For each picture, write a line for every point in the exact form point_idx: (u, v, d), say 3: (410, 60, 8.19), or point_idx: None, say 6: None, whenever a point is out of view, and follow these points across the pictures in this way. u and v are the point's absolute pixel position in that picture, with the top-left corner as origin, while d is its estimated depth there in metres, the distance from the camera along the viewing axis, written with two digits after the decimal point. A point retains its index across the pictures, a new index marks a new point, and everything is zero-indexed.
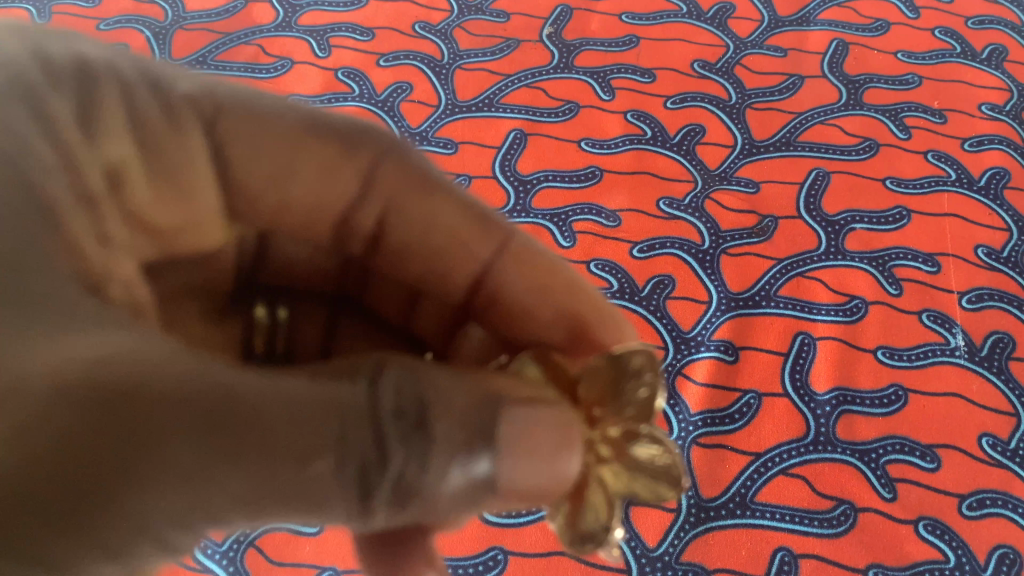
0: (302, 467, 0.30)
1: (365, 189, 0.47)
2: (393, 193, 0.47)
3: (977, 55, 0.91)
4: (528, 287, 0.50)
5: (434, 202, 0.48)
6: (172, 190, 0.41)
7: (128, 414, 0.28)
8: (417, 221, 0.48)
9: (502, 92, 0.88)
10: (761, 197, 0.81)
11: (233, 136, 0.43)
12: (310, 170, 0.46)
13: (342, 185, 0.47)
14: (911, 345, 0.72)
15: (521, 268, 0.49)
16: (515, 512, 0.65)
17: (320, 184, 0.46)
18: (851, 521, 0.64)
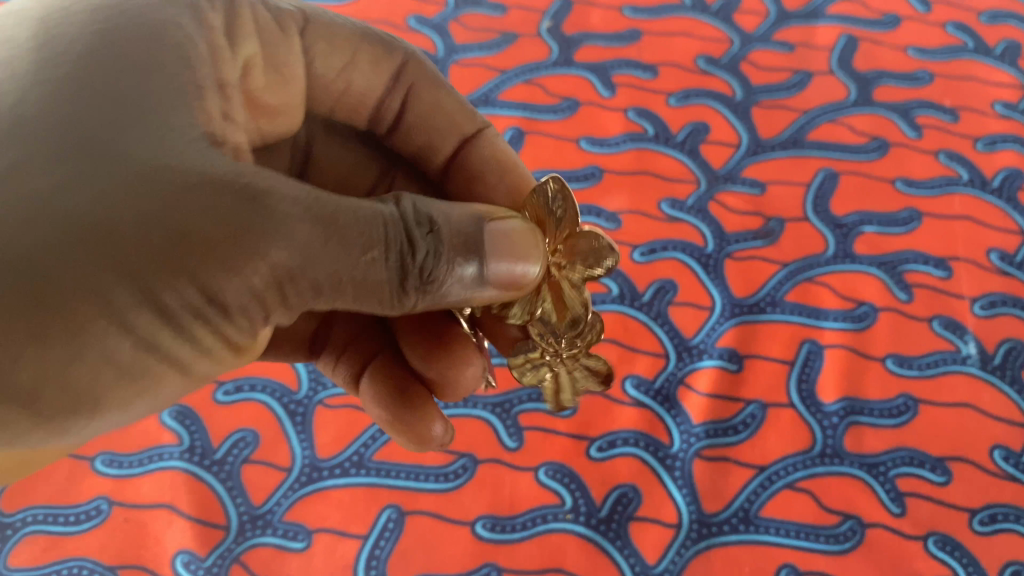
0: (371, 252, 0.36)
1: (398, 86, 0.53)
2: (417, 81, 0.54)
3: (991, 51, 0.88)
4: (490, 160, 0.55)
5: (438, 92, 0.55)
6: (276, 78, 0.48)
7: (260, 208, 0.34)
8: (429, 110, 0.54)
9: (499, 88, 0.86)
10: (766, 198, 0.78)
11: (316, 40, 0.50)
12: (359, 68, 0.52)
13: (381, 83, 0.53)
14: (921, 354, 0.70)
15: (486, 146, 0.55)
16: (509, 527, 0.62)
17: (366, 79, 0.52)
18: (858, 538, 0.62)
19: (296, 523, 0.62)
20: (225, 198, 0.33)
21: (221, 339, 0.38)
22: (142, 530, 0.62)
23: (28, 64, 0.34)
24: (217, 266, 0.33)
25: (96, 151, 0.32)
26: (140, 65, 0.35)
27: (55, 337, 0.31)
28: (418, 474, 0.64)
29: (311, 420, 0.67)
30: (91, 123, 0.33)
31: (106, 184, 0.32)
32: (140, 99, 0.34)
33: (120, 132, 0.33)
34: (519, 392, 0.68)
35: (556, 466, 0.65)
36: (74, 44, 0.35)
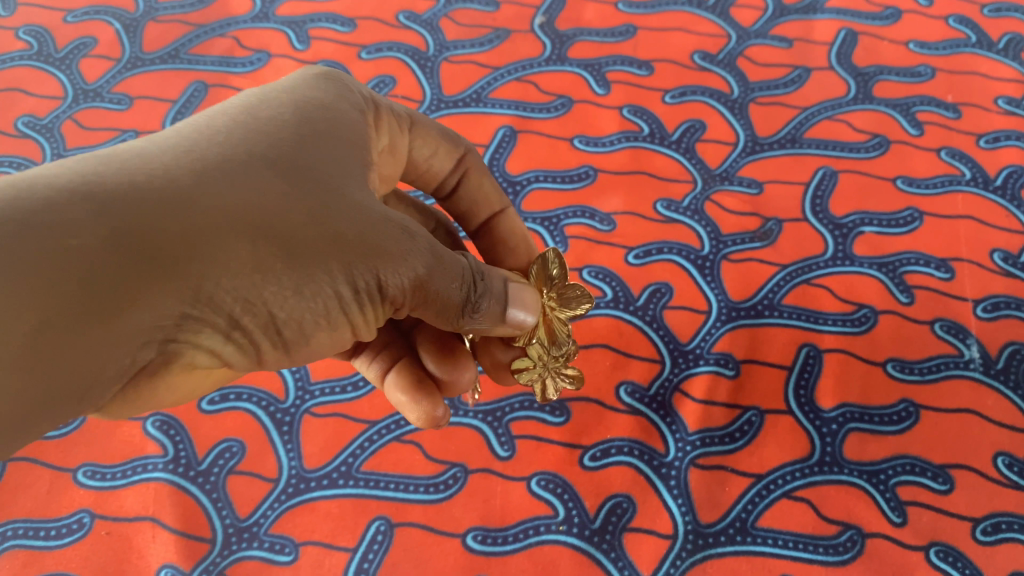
0: (476, 286, 0.44)
1: (456, 169, 0.57)
2: (472, 170, 0.57)
3: (993, 45, 0.86)
4: (512, 238, 0.60)
5: (487, 181, 0.58)
6: (389, 157, 0.52)
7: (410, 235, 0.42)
8: (476, 193, 0.58)
9: (490, 86, 0.84)
10: (763, 199, 0.76)
11: (419, 131, 0.53)
12: (438, 153, 0.55)
13: (446, 168, 0.56)
14: (922, 358, 0.68)
15: (510, 224, 0.59)
16: (501, 539, 0.61)
17: (438, 163, 0.56)
18: (858, 548, 0.60)
19: (283, 535, 0.61)
20: (403, 227, 0.42)
21: (369, 330, 0.45)
22: (126, 543, 0.61)
23: (276, 118, 0.42)
24: (399, 266, 0.41)
25: (327, 173, 0.40)
26: (344, 137, 0.44)
27: (296, 292, 0.38)
28: (407, 484, 0.63)
29: (298, 430, 0.65)
30: (321, 157, 0.41)
31: (336, 194, 0.40)
32: (345, 157, 0.42)
33: (340, 170, 0.41)
34: (510, 399, 0.67)
35: (549, 475, 0.63)
36: (301, 112, 0.43)
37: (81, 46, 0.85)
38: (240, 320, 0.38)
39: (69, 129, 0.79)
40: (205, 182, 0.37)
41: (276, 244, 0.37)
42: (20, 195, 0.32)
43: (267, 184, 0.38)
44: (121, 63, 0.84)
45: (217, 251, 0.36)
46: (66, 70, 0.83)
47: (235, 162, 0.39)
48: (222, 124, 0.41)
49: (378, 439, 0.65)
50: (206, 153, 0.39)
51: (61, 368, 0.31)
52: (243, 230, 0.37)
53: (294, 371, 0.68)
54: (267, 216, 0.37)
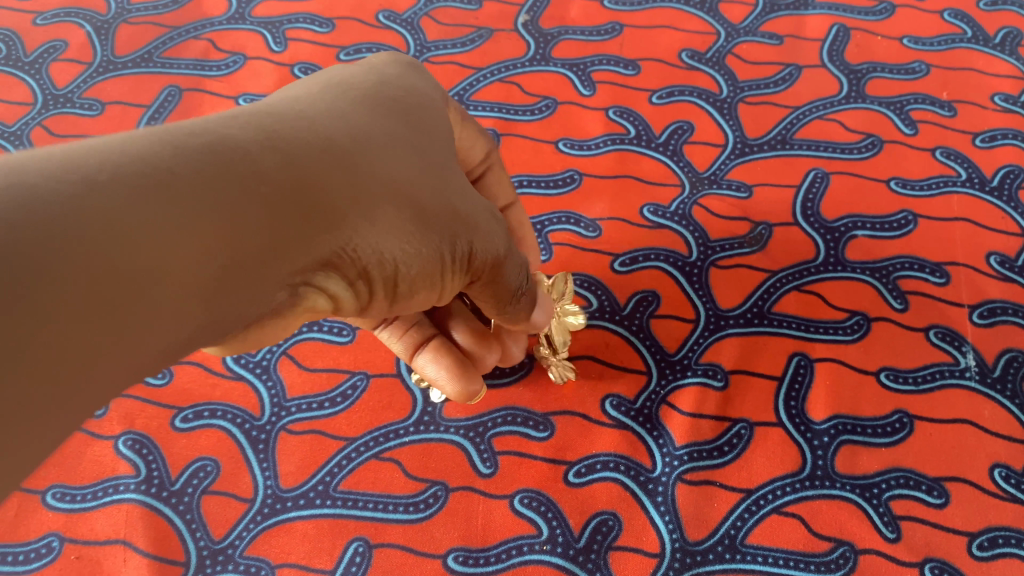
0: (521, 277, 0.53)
1: (484, 162, 0.59)
2: (494, 168, 0.60)
3: (989, 40, 0.84)
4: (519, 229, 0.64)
5: (503, 176, 0.61)
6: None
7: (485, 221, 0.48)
8: (496, 186, 0.61)
9: (473, 88, 0.82)
10: (753, 202, 0.74)
11: (468, 125, 0.56)
12: (476, 146, 0.57)
13: (477, 161, 0.59)
14: (917, 367, 0.66)
15: (519, 215, 0.63)
16: (482, 559, 0.58)
17: (472, 156, 0.58)
18: (850, 565, 0.58)
19: (259, 557, 0.59)
20: (489, 215, 0.48)
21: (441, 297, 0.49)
22: (95, 567, 0.58)
23: (386, 102, 0.45)
24: (487, 243, 0.47)
25: (439, 161, 0.45)
26: (439, 128, 0.48)
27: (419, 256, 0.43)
28: (386, 504, 0.61)
29: (274, 448, 0.64)
30: (433, 147, 0.46)
31: (447, 180, 0.45)
32: (444, 147, 0.47)
33: (444, 159, 0.46)
34: (493, 413, 0.65)
35: (532, 493, 0.61)
36: (409, 96, 0.47)
37: (51, 49, 0.83)
38: (369, 274, 0.42)
39: (39, 136, 0.77)
40: (360, 150, 0.40)
41: (411, 213, 0.42)
42: (215, 142, 0.34)
43: (402, 160, 0.42)
44: (92, 67, 0.82)
45: (370, 211, 0.40)
46: (35, 74, 0.81)
47: (376, 135, 0.42)
48: (346, 96, 0.44)
49: (356, 457, 0.63)
50: (348, 122, 0.41)
51: (243, 300, 0.34)
52: (387, 197, 0.41)
53: (270, 388, 0.67)
54: (407, 188, 0.42)
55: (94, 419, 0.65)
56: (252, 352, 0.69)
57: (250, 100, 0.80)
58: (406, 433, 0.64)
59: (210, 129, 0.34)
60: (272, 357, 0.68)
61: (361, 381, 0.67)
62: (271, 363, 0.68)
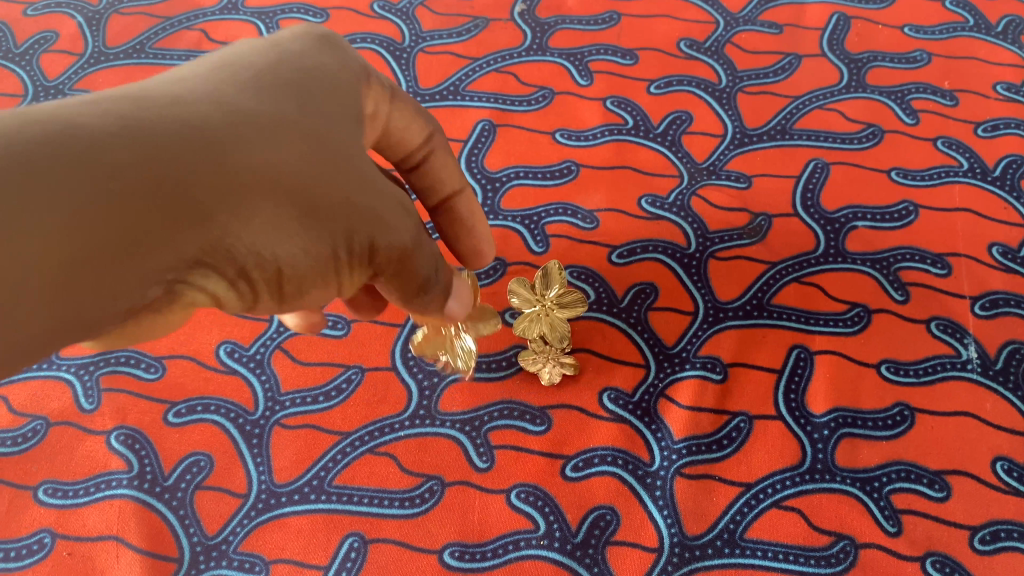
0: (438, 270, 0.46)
1: (426, 145, 0.54)
2: (436, 150, 0.54)
3: (991, 29, 0.83)
4: (467, 219, 0.59)
5: (452, 162, 0.56)
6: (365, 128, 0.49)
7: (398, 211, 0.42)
8: (440, 172, 0.56)
9: (468, 78, 0.81)
10: (752, 193, 0.74)
11: (400, 103, 0.50)
12: (413, 128, 0.52)
13: (417, 144, 0.53)
14: (918, 359, 0.65)
15: (469, 205, 0.58)
16: (479, 555, 0.58)
17: (409, 138, 0.53)
18: (851, 560, 0.57)
19: (253, 553, 0.58)
20: (403, 206, 0.43)
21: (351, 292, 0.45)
22: (88, 564, 0.58)
23: (289, 82, 0.41)
24: (395, 239, 0.42)
25: (345, 148, 0.41)
26: (350, 109, 0.43)
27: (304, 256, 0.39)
28: (382, 499, 0.60)
29: (268, 442, 0.63)
30: (337, 131, 0.41)
31: (352, 167, 0.40)
32: (355, 132, 0.43)
33: (352, 144, 0.41)
34: (490, 407, 0.64)
35: (529, 488, 0.60)
36: (317, 74, 0.43)
37: (42, 40, 0.82)
38: (248, 273, 0.38)
39: None
40: (239, 141, 0.37)
41: (294, 207, 0.38)
42: (59, 128, 0.31)
43: (291, 148, 0.38)
44: (83, 58, 0.81)
45: (241, 206, 0.36)
46: (26, 65, 0.80)
47: (264, 120, 0.38)
48: (241, 76, 0.40)
49: (351, 452, 0.62)
50: (231, 108, 0.38)
51: (80, 300, 0.31)
52: (267, 190, 0.37)
53: (264, 382, 0.66)
54: (289, 178, 0.37)
55: (86, 414, 0.64)
56: (246, 346, 0.68)
57: None
58: (401, 427, 0.63)
59: (59, 116, 0.32)
60: (265, 351, 0.68)
61: (356, 374, 0.66)
62: (264, 357, 0.67)
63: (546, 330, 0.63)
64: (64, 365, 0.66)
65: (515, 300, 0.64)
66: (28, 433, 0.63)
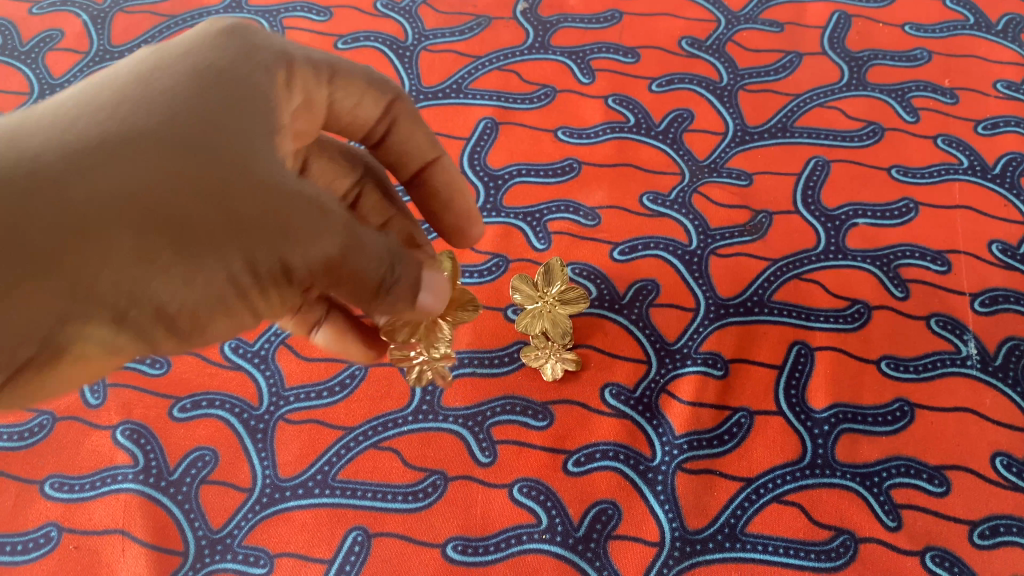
0: (393, 268, 0.41)
1: (385, 118, 0.52)
2: (399, 119, 0.52)
3: (992, 27, 0.83)
4: (443, 192, 0.58)
5: (419, 130, 0.54)
6: (303, 112, 0.48)
7: (314, 215, 0.38)
8: (406, 143, 0.55)
9: (471, 76, 0.81)
10: (753, 190, 0.74)
11: (339, 82, 0.49)
12: (364, 104, 0.50)
13: (373, 117, 0.52)
14: (918, 355, 0.65)
15: (445, 175, 0.57)
16: (481, 549, 0.58)
17: (363, 114, 0.51)
18: (850, 554, 0.58)
19: (257, 547, 0.59)
20: (319, 206, 0.39)
21: (277, 308, 0.43)
22: (94, 557, 0.58)
23: (168, 93, 0.39)
24: (307, 251, 0.38)
25: (232, 155, 0.38)
26: (250, 107, 0.40)
27: (184, 285, 0.37)
28: (385, 493, 0.61)
29: (272, 437, 0.63)
30: (223, 138, 0.38)
31: (237, 176, 0.37)
32: (253, 133, 0.39)
33: (243, 146, 0.38)
34: (492, 403, 0.64)
35: (531, 482, 0.61)
36: (209, 79, 0.40)
37: (47, 39, 0.82)
38: (132, 312, 0.36)
39: None
40: (89, 172, 0.35)
41: (163, 235, 0.35)
42: None
43: (153, 168, 0.36)
44: (89, 57, 0.81)
45: (99, 242, 0.34)
46: (31, 64, 0.81)
47: (124, 142, 0.36)
48: (116, 96, 0.38)
49: (354, 446, 0.63)
50: (92, 132, 0.36)
51: None
52: (129, 221, 0.35)
53: (268, 377, 0.67)
54: (151, 205, 0.35)
55: (92, 409, 0.65)
56: (250, 342, 0.68)
57: None
58: (404, 422, 0.64)
59: None
60: (270, 347, 0.68)
61: (360, 370, 0.67)
62: (269, 353, 0.68)
63: (550, 325, 0.63)
64: None
65: (517, 296, 0.64)
66: (34, 427, 0.64)
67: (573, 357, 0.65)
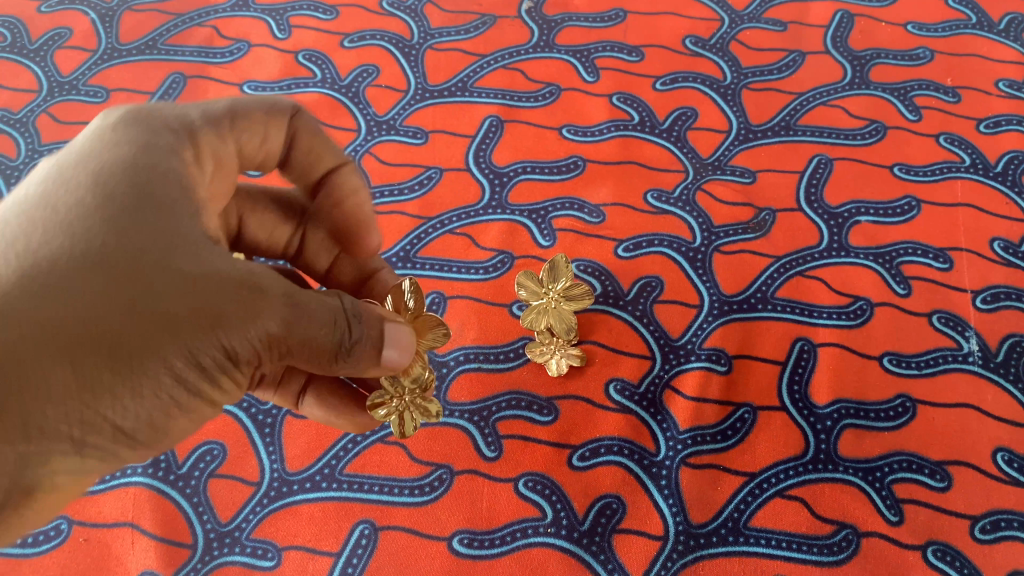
0: (349, 329, 0.42)
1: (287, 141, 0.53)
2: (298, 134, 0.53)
3: (994, 26, 0.84)
4: (353, 196, 0.56)
5: (316, 141, 0.54)
6: (221, 172, 0.47)
7: (246, 290, 0.39)
8: (304, 156, 0.54)
9: (476, 75, 0.82)
10: (757, 188, 0.75)
11: (241, 124, 0.49)
12: (269, 138, 0.51)
13: (278, 145, 0.52)
14: (920, 352, 0.66)
15: (353, 176, 0.56)
16: (487, 542, 0.59)
17: (271, 145, 0.51)
18: (853, 548, 0.58)
19: (265, 540, 0.59)
20: (249, 286, 0.39)
21: (237, 393, 0.44)
22: (104, 550, 0.59)
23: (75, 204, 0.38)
24: (244, 333, 0.39)
25: (150, 258, 0.37)
26: (161, 196, 0.39)
27: (132, 399, 0.37)
28: (391, 487, 0.61)
29: (280, 432, 0.64)
30: (138, 241, 0.37)
31: (159, 280, 0.37)
32: (169, 225, 0.39)
33: (163, 243, 0.38)
34: (498, 398, 0.65)
35: (536, 476, 0.61)
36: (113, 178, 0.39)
37: (56, 37, 0.83)
38: (87, 436, 0.37)
39: (44, 123, 0.77)
40: (11, 318, 0.34)
41: (98, 356, 0.36)
42: None
43: (78, 297, 0.36)
44: (97, 55, 0.82)
45: (37, 386, 0.34)
46: (40, 61, 0.81)
47: (41, 279, 0.35)
48: (27, 223, 0.38)
49: (361, 441, 0.63)
50: (2, 275, 0.35)
51: None
52: (63, 352, 0.35)
53: None
54: (82, 333, 0.35)
55: None
56: None
57: (255, 88, 0.80)
58: None
59: None
60: None
61: None
62: None
63: (557, 322, 0.64)
64: None
65: (523, 292, 0.65)
66: None
67: (577, 352, 0.66)
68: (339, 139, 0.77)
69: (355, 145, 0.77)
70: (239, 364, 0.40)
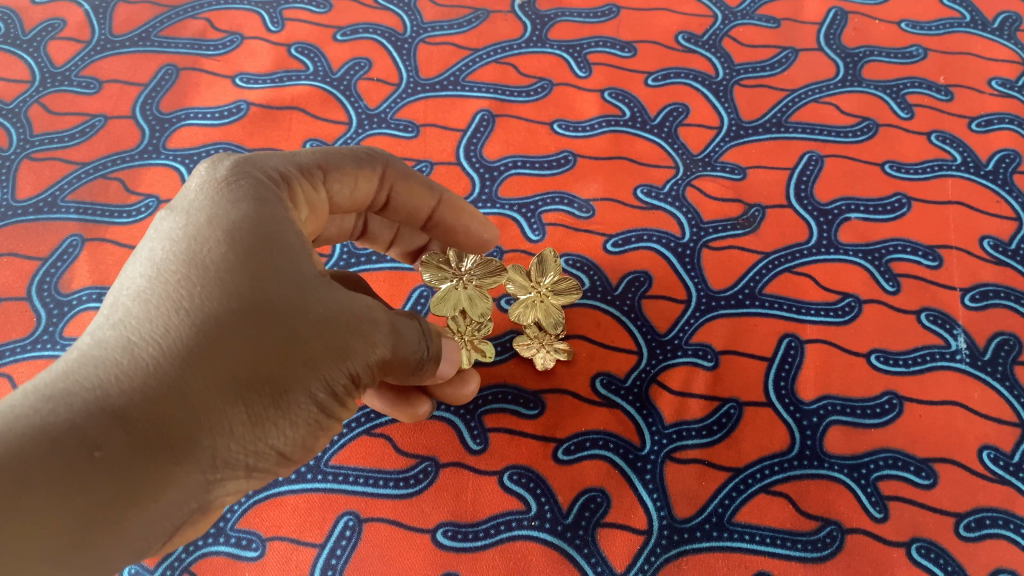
0: (431, 350, 0.49)
1: (382, 188, 0.55)
2: (397, 182, 0.55)
3: (988, 25, 0.84)
4: (460, 221, 0.59)
5: (415, 182, 0.56)
6: (311, 217, 0.50)
7: (364, 323, 0.45)
8: (409, 199, 0.57)
9: (468, 69, 0.82)
10: (747, 184, 0.74)
11: (333, 177, 0.51)
12: (361, 185, 0.53)
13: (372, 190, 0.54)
14: (908, 349, 0.66)
15: (453, 209, 0.58)
16: (471, 534, 0.59)
17: (363, 193, 0.54)
18: (837, 544, 0.58)
19: (250, 531, 0.59)
20: (369, 321, 0.45)
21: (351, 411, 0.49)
22: None
23: (217, 257, 0.41)
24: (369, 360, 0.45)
25: (289, 304, 0.42)
26: (286, 245, 0.43)
27: (288, 426, 0.42)
28: (377, 479, 0.61)
29: None
30: (279, 291, 0.41)
31: (301, 322, 0.42)
32: (298, 273, 0.43)
33: (299, 288, 0.42)
34: (484, 391, 0.65)
35: (521, 470, 0.61)
36: (248, 230, 0.42)
37: (49, 28, 0.83)
38: (257, 462, 0.42)
39: (37, 114, 0.77)
40: (192, 370, 0.39)
41: (263, 393, 0.40)
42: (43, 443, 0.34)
43: (240, 347, 0.40)
44: (90, 46, 0.82)
45: (218, 422, 0.39)
46: (33, 53, 0.81)
47: (209, 332, 0.40)
48: (177, 281, 0.41)
49: (347, 433, 0.63)
50: (175, 331, 0.39)
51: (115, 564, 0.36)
52: (235, 393, 0.40)
53: None
54: (249, 374, 0.40)
55: None
56: None
57: (247, 80, 0.80)
58: None
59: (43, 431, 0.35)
60: None
61: None
62: None
63: (541, 314, 0.63)
64: (67, 344, 0.64)
65: (510, 286, 0.63)
66: None
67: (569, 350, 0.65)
68: (329, 133, 0.77)
69: (346, 138, 0.77)
70: (360, 387, 0.45)
